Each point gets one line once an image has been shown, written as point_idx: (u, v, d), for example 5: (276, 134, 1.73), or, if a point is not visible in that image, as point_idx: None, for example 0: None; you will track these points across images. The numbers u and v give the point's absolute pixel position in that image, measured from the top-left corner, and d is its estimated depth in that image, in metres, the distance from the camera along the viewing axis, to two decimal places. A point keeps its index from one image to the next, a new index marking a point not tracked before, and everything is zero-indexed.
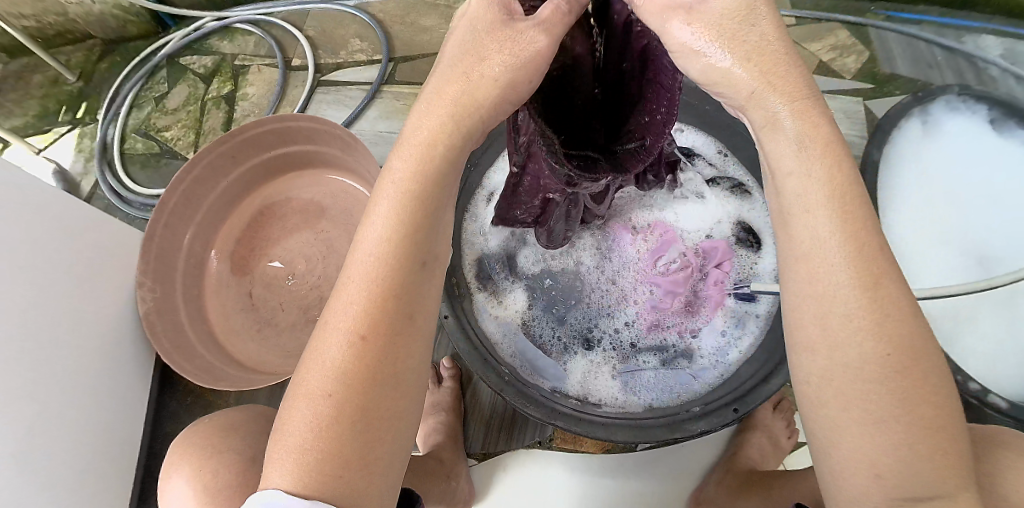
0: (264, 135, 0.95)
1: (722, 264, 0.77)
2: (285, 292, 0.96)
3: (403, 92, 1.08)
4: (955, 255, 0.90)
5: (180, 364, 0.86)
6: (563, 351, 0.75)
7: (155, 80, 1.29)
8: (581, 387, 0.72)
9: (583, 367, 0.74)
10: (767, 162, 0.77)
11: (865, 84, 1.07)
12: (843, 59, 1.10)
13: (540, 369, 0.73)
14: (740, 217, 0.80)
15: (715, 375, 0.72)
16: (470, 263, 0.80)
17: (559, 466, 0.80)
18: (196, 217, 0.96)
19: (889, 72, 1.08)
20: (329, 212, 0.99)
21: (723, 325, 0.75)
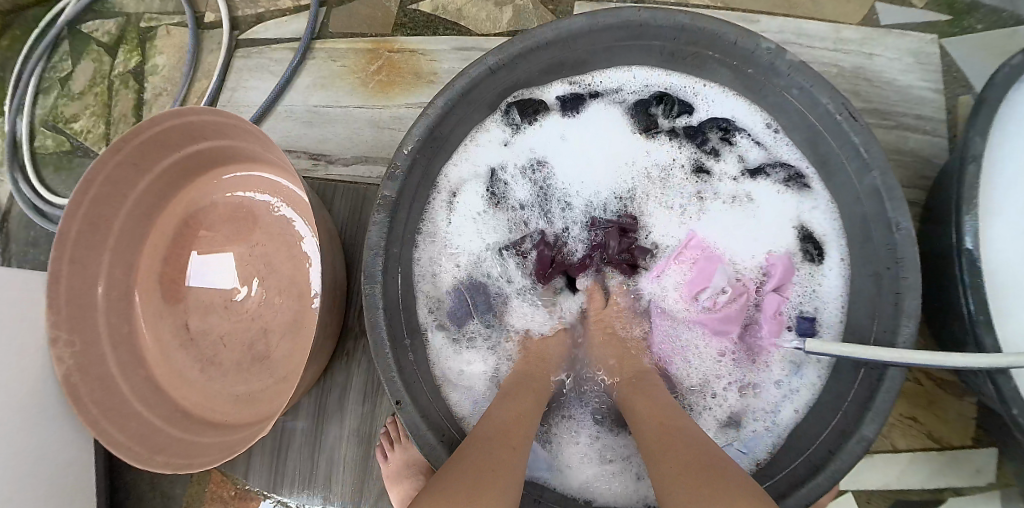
0: (168, 133, 0.73)
1: (782, 290, 0.63)
2: (223, 322, 0.79)
3: (339, 49, 0.83)
4: None
5: (110, 436, 0.71)
6: (560, 429, 0.64)
7: (59, 58, 1.06)
8: (574, 474, 0.61)
9: (579, 449, 0.63)
10: (828, 153, 0.59)
11: (939, 18, 0.77)
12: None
13: (532, 454, 0.62)
14: (801, 220, 0.64)
15: (769, 445, 0.60)
16: (428, 295, 0.66)
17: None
18: (108, 243, 0.78)
19: (970, 1, 0.77)
20: (262, 219, 0.79)
21: (778, 374, 0.62)
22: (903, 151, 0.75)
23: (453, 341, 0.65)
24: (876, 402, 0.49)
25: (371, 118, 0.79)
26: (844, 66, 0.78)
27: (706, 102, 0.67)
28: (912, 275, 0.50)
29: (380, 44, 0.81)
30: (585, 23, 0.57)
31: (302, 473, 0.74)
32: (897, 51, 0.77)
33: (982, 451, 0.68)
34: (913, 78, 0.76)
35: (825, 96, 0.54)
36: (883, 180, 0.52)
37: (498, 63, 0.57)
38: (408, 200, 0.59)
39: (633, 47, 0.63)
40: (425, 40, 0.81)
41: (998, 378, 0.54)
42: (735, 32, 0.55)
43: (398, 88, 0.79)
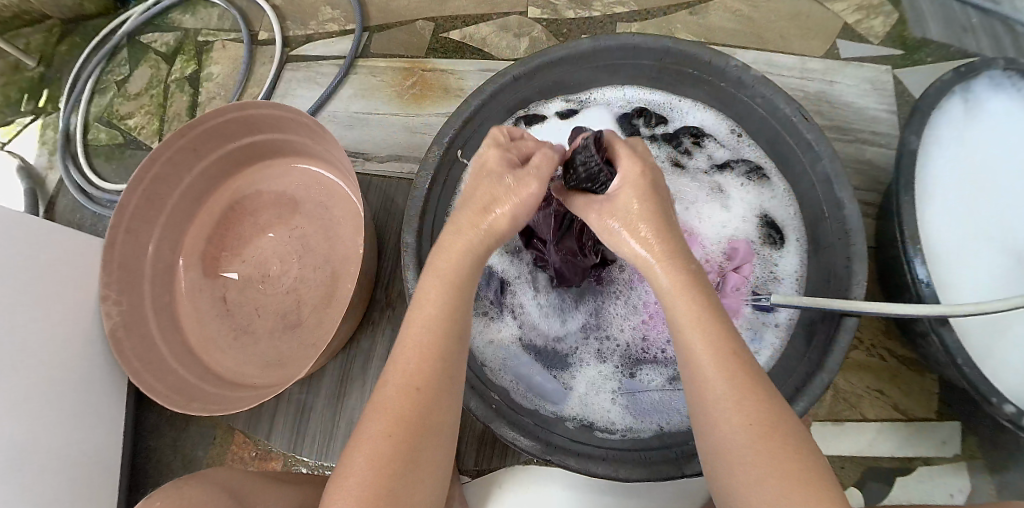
0: (227, 124, 0.85)
1: (740, 268, 0.75)
2: (260, 295, 0.88)
3: (379, 67, 0.96)
4: (989, 252, 0.77)
5: (149, 385, 0.78)
6: (566, 367, 0.69)
7: (116, 62, 1.17)
8: (581, 410, 0.66)
9: (584, 389, 0.68)
10: (790, 155, 0.72)
11: (893, 51, 0.94)
12: (869, 21, 0.97)
13: (542, 391, 0.67)
14: (762, 209, 0.77)
15: None
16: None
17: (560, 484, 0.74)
18: (160, 218, 0.88)
19: (921, 38, 0.95)
20: (304, 205, 0.90)
21: (737, 336, 0.73)
22: (862, 160, 0.89)
23: (481, 321, 0.71)
24: (835, 346, 0.60)
25: (403, 125, 0.92)
26: (809, 90, 0.93)
27: (680, 115, 0.81)
28: (857, 241, 0.62)
29: (414, 65, 0.95)
30: (590, 44, 0.71)
31: (322, 436, 0.82)
32: (857, 79, 0.93)
33: (944, 423, 0.79)
34: (868, 101, 0.92)
35: (783, 102, 0.68)
36: (833, 168, 0.65)
37: (519, 74, 0.70)
38: (439, 190, 0.70)
39: (627, 66, 0.77)
40: (453, 63, 0.94)
41: (942, 332, 0.65)
42: (710, 53, 0.70)
43: (429, 100, 0.92)
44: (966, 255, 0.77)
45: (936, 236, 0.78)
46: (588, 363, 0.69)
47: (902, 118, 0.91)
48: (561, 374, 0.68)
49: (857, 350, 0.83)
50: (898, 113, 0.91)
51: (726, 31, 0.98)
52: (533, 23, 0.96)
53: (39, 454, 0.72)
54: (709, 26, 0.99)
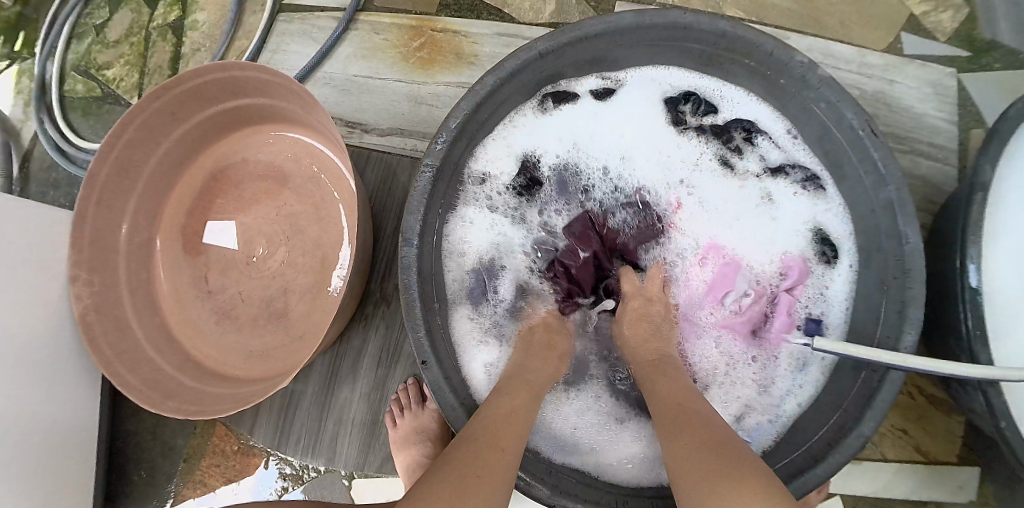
0: (207, 86, 0.74)
1: (796, 291, 0.65)
2: (244, 279, 0.80)
3: (382, 23, 0.84)
4: None
5: (122, 378, 0.71)
6: (574, 398, 0.64)
7: (96, 3, 1.05)
8: (592, 450, 0.61)
9: (594, 429, 0.63)
10: (847, 163, 0.61)
11: (958, 52, 0.80)
12: (937, 14, 0.81)
13: (545, 424, 0.62)
14: (816, 221, 0.66)
15: (771, 435, 0.62)
16: (456, 273, 0.67)
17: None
18: (136, 188, 0.79)
19: (989, 39, 0.80)
20: (293, 180, 0.80)
21: (785, 369, 0.64)
22: (914, 173, 0.78)
23: (478, 326, 0.66)
24: (877, 400, 0.51)
25: (409, 93, 0.80)
26: (866, 89, 0.81)
27: (730, 104, 0.69)
28: (918, 284, 0.53)
29: (423, 22, 0.83)
30: (635, 17, 0.59)
31: (308, 435, 0.74)
32: (919, 80, 0.80)
33: (964, 469, 0.70)
34: (929, 107, 0.79)
35: (850, 111, 0.56)
36: (899, 194, 0.54)
37: (545, 49, 0.59)
38: (443, 182, 0.60)
39: (674, 48, 0.65)
40: (469, 23, 0.82)
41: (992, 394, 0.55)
42: (774, 43, 0.58)
43: (438, 66, 0.81)
44: None
45: None
46: (605, 403, 0.64)
47: (965, 131, 0.79)
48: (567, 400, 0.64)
49: None
50: (961, 123, 0.79)
51: (779, 8, 0.85)
52: None
53: (8, 445, 0.66)
54: (761, 0, 0.86)
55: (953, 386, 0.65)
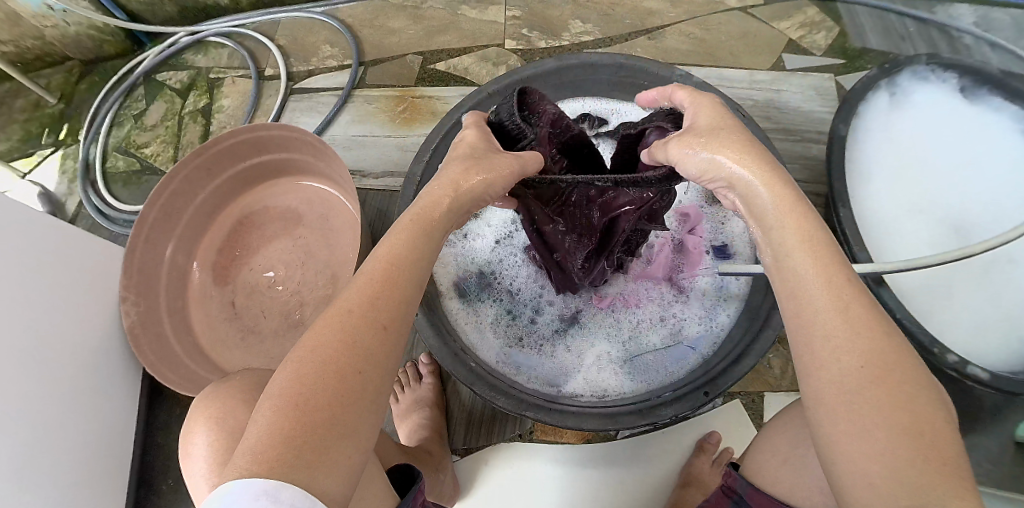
0: (240, 145, 0.96)
1: (695, 229, 0.79)
2: (267, 298, 0.97)
3: (373, 95, 1.08)
4: (928, 224, 0.80)
5: (164, 375, 0.87)
6: (556, 346, 0.76)
7: (133, 98, 1.29)
8: (581, 387, 0.72)
9: (580, 370, 0.74)
10: None
11: (834, 61, 0.98)
12: (812, 36, 1.01)
13: (519, 363, 0.75)
14: None
15: (711, 342, 0.72)
16: (445, 283, 0.79)
17: (551, 458, 0.79)
18: (176, 231, 0.97)
19: (861, 47, 0.99)
20: (306, 219, 1.00)
21: (707, 287, 0.76)
22: (811, 157, 0.92)
23: (470, 315, 0.78)
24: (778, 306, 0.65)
25: (396, 145, 1.03)
26: (758, 100, 0.97)
27: (619, 114, 0.88)
28: None
29: (405, 92, 1.07)
30: (554, 62, 0.83)
31: None
32: (800, 87, 0.97)
33: None
34: (812, 105, 0.95)
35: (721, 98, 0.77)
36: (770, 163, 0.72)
37: (493, 90, 0.82)
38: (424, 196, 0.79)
39: (582, 83, 0.87)
40: (441, 89, 1.06)
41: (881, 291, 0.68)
42: (657, 64, 0.79)
43: (418, 122, 1.04)
44: (907, 232, 0.79)
45: (878, 218, 0.81)
46: (590, 344, 0.75)
47: None
48: (549, 351, 0.75)
49: None
50: None
51: (682, 51, 1.02)
52: (510, 53, 1.07)
53: (60, 437, 0.79)
54: (664, 48, 1.03)
55: None
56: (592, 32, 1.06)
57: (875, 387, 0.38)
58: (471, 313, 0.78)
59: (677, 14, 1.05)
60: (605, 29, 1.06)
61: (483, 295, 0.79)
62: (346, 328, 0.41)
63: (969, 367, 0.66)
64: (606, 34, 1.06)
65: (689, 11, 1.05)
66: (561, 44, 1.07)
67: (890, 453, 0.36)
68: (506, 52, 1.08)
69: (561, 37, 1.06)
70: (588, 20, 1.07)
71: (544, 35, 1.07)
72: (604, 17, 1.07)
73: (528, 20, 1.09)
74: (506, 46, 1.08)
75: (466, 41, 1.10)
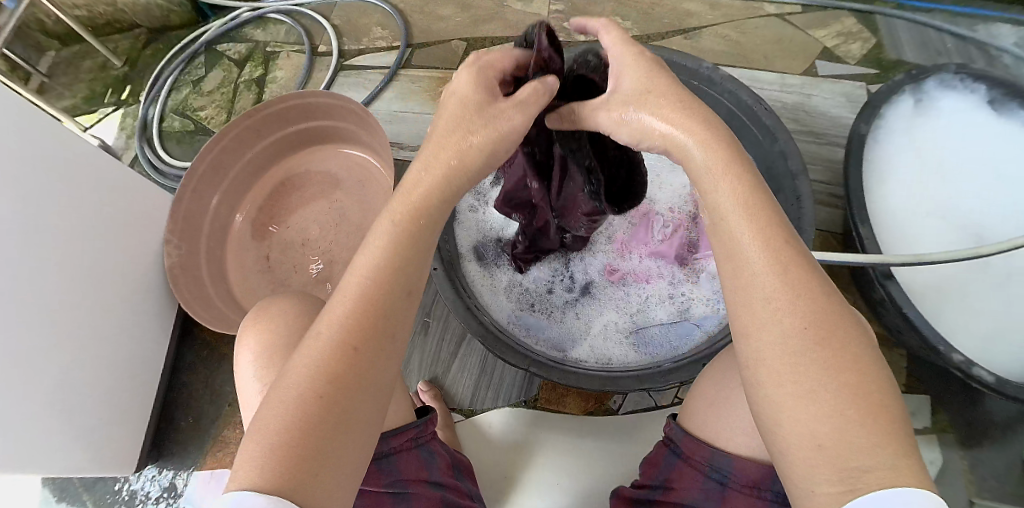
0: (290, 109, 1.03)
1: None
2: (300, 255, 1.02)
3: (418, 76, 1.13)
4: (946, 230, 0.81)
5: (196, 310, 0.93)
6: (567, 315, 0.80)
7: (193, 65, 1.37)
8: (588, 354, 0.77)
9: (588, 338, 0.78)
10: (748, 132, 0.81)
11: (869, 70, 1.01)
12: (848, 45, 1.03)
13: (529, 326, 0.79)
14: None
15: (716, 321, 0.77)
16: (465, 246, 0.83)
17: (555, 427, 0.82)
18: (222, 184, 1.03)
19: (896, 58, 1.01)
20: (343, 184, 1.05)
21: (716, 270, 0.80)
22: (834, 160, 0.94)
23: (487, 277, 0.82)
24: None
25: None
26: (788, 102, 0.99)
27: None
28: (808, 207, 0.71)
29: (448, 75, 1.12)
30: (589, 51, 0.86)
31: None
32: (832, 93, 0.99)
33: (913, 396, 0.85)
34: (843, 112, 0.97)
35: (746, 94, 0.78)
36: (789, 147, 0.75)
37: None
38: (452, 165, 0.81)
39: None
40: None
41: (890, 286, 0.72)
42: (685, 58, 0.81)
43: None
44: (920, 235, 0.81)
45: (891, 219, 0.83)
46: (599, 315, 0.80)
47: None
48: (563, 319, 0.80)
49: None
50: None
51: (716, 52, 1.05)
52: None
53: (94, 357, 0.85)
54: (700, 48, 1.06)
55: (879, 310, 0.80)
56: (630, 29, 1.10)
57: (818, 350, 0.36)
58: (487, 276, 0.82)
59: (714, 17, 1.08)
60: (643, 27, 1.10)
61: (503, 264, 0.83)
62: (336, 350, 0.40)
63: (976, 369, 0.67)
64: (643, 31, 1.10)
65: (727, 15, 1.08)
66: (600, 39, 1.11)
67: (840, 414, 0.35)
68: None
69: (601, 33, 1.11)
70: (627, 18, 1.11)
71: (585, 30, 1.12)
72: (643, 16, 1.11)
73: (570, 15, 1.14)
74: None
75: (508, 31, 1.15)
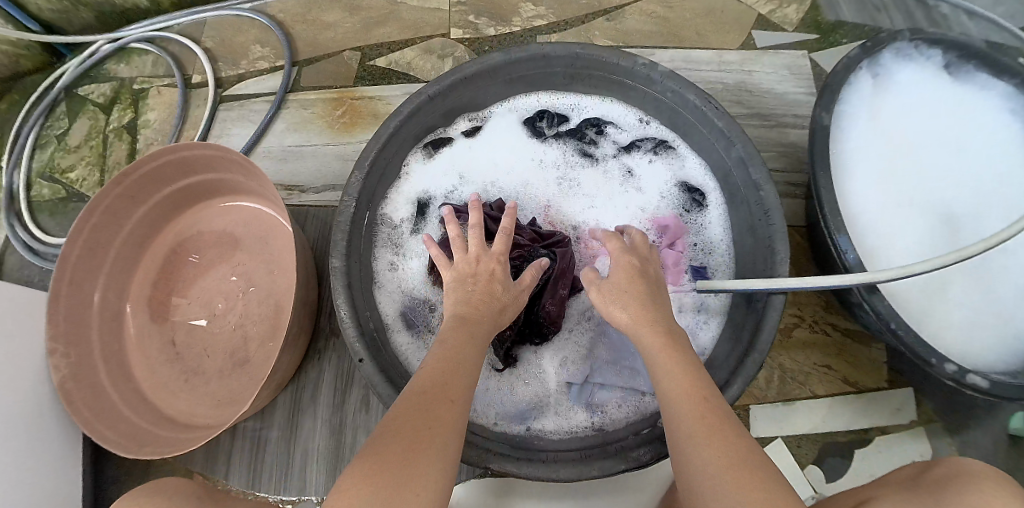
0: (162, 168, 0.86)
1: (676, 243, 0.74)
2: (208, 335, 0.89)
3: (309, 99, 0.98)
4: (920, 217, 0.76)
5: (102, 434, 0.78)
6: (520, 380, 0.72)
7: (55, 116, 1.17)
8: (549, 424, 0.69)
9: (546, 406, 0.70)
10: (697, 133, 0.72)
11: (808, 36, 0.92)
12: (783, 10, 0.93)
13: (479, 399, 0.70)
14: (677, 177, 0.77)
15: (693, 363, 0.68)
16: (388, 314, 0.71)
17: (528, 493, 0.74)
18: (103, 268, 0.88)
19: (835, 20, 0.93)
20: (243, 242, 0.91)
21: (691, 302, 0.71)
22: (789, 143, 0.86)
23: (418, 350, 0.70)
24: (766, 324, 0.59)
25: (338, 153, 0.93)
26: (729, 83, 0.89)
27: (580, 111, 0.81)
28: (777, 219, 0.62)
29: (343, 94, 0.97)
30: (502, 57, 0.72)
31: (280, 464, 0.81)
32: (776, 65, 0.90)
33: (898, 391, 0.80)
34: (791, 85, 0.88)
35: (691, 93, 0.68)
36: (745, 151, 0.65)
37: (434, 92, 0.71)
38: (361, 222, 0.68)
39: (534, 78, 0.77)
40: (382, 88, 0.97)
41: (872, 299, 0.63)
42: (616, 55, 0.70)
43: (359, 126, 0.94)
44: (894, 226, 0.75)
45: (864, 212, 0.76)
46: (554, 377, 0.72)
47: None
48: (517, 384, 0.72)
49: (801, 328, 0.83)
50: None
51: (643, 32, 0.94)
52: (456, 43, 0.98)
53: None
54: (625, 30, 0.94)
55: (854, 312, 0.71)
56: (546, 16, 0.97)
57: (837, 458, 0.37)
58: (413, 350, 0.70)
59: None
60: (559, 12, 0.97)
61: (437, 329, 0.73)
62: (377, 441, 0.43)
63: (968, 376, 0.60)
64: (561, 18, 0.96)
65: None
66: (513, 30, 0.97)
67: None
68: (452, 42, 0.98)
69: (513, 23, 0.97)
70: (541, 3, 0.98)
71: (494, 21, 0.98)
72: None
73: (476, 5, 0.99)
74: (452, 35, 0.98)
75: (407, 32, 1.00)
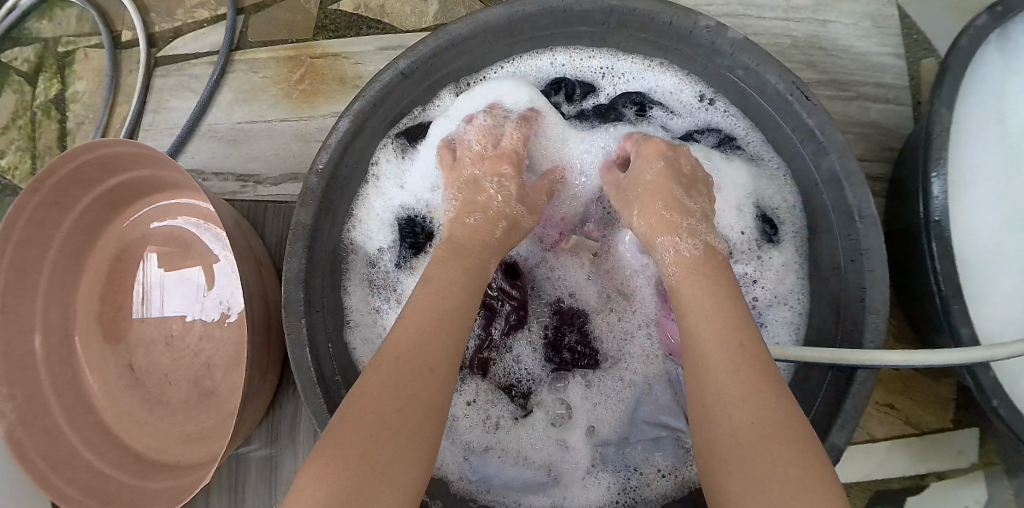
0: (85, 168, 0.69)
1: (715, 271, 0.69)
2: (167, 360, 0.76)
3: (260, 58, 0.77)
4: None
5: (61, 490, 0.65)
6: (524, 448, 0.69)
7: None
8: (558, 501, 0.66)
9: (556, 481, 0.67)
10: (771, 124, 0.64)
11: None
12: None
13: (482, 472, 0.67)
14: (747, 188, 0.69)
15: None
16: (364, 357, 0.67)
17: None
18: (35, 287, 0.72)
19: None
20: (195, 248, 0.78)
21: None
22: (863, 121, 0.75)
23: None
24: (848, 404, 0.51)
25: (297, 131, 0.74)
26: (798, 36, 0.78)
27: (618, 79, 0.72)
28: (879, 268, 0.53)
29: (301, 50, 0.77)
30: (505, 12, 0.59)
31: None
32: (853, 16, 0.78)
33: (961, 432, 0.71)
34: (869, 43, 0.77)
35: (774, 76, 0.57)
36: (841, 164, 0.55)
37: (406, 69, 0.59)
38: (317, 260, 0.60)
39: (560, 37, 0.67)
40: (349, 42, 0.76)
41: (975, 371, 0.53)
42: (669, 13, 0.58)
43: (322, 95, 0.75)
44: (1007, 252, 0.63)
45: (970, 231, 0.63)
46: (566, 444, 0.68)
47: (915, 62, 0.77)
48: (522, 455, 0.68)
49: None
50: (905, 57, 0.77)
51: None
52: None
53: None
54: None
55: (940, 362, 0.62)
56: None
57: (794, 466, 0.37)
58: None
59: None
60: None
61: None
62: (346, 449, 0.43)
63: None
64: None
65: None
66: None
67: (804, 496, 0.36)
68: None
69: None
70: None
71: None
72: None
73: None
74: None
75: None
